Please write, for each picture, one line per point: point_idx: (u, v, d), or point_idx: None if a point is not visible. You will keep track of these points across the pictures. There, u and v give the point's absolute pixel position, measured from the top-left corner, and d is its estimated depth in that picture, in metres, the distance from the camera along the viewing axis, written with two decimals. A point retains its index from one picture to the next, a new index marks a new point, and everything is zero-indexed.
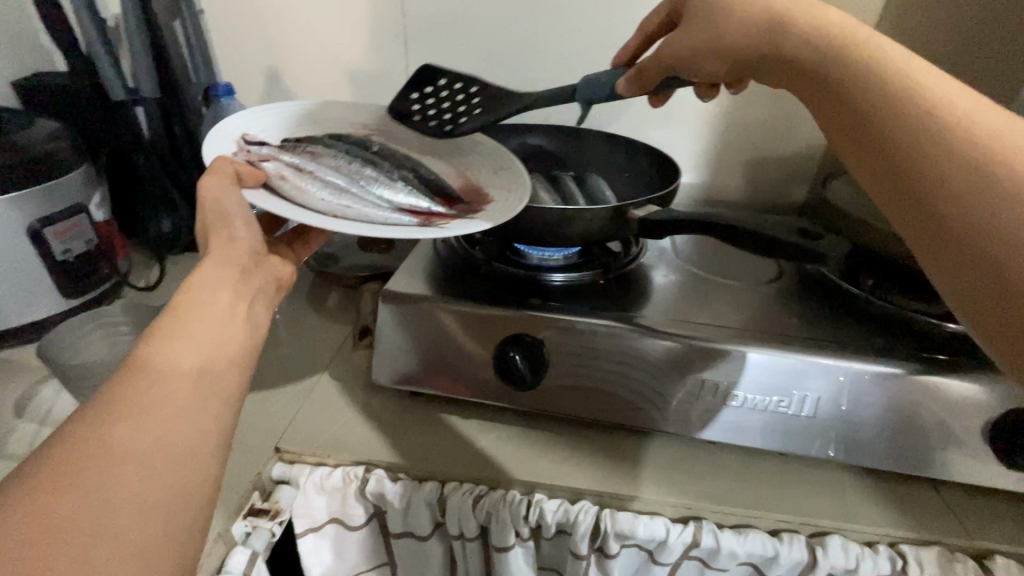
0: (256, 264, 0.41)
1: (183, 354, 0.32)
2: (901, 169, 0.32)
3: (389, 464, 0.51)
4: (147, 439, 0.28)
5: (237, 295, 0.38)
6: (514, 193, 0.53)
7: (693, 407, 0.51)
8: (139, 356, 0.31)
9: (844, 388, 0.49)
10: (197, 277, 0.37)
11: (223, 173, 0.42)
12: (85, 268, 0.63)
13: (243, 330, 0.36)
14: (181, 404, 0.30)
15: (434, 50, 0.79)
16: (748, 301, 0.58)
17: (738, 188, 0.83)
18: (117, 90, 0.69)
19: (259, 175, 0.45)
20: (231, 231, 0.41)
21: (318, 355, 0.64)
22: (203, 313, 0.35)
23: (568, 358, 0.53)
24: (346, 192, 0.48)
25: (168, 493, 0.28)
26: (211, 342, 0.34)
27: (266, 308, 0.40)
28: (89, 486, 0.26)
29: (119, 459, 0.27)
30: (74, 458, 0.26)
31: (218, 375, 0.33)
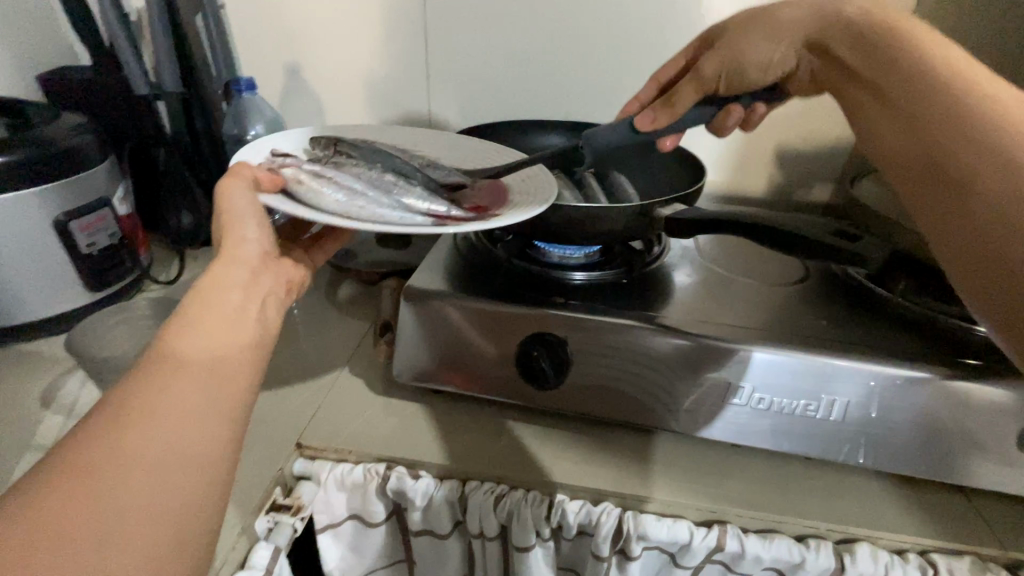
0: (264, 266, 0.40)
1: (197, 353, 0.32)
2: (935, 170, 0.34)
3: (410, 461, 0.51)
4: (160, 440, 0.28)
5: (247, 296, 0.38)
6: (536, 198, 0.52)
7: (717, 408, 0.50)
8: (155, 357, 0.31)
9: (875, 393, 0.47)
10: (210, 277, 0.37)
11: (239, 177, 0.43)
12: (108, 261, 0.63)
13: (256, 329, 0.36)
14: (191, 404, 0.30)
15: (454, 44, 0.78)
16: (775, 302, 0.57)
17: (762, 186, 0.82)
18: (141, 86, 0.70)
19: (275, 179, 0.45)
20: (242, 231, 0.40)
21: (338, 352, 0.64)
22: (215, 314, 0.35)
23: (584, 360, 0.52)
24: (361, 194, 0.47)
25: (181, 494, 0.28)
26: (225, 341, 0.34)
27: (278, 308, 0.40)
28: (105, 489, 0.26)
29: (134, 460, 0.27)
30: (88, 461, 0.27)
31: (231, 373, 0.33)
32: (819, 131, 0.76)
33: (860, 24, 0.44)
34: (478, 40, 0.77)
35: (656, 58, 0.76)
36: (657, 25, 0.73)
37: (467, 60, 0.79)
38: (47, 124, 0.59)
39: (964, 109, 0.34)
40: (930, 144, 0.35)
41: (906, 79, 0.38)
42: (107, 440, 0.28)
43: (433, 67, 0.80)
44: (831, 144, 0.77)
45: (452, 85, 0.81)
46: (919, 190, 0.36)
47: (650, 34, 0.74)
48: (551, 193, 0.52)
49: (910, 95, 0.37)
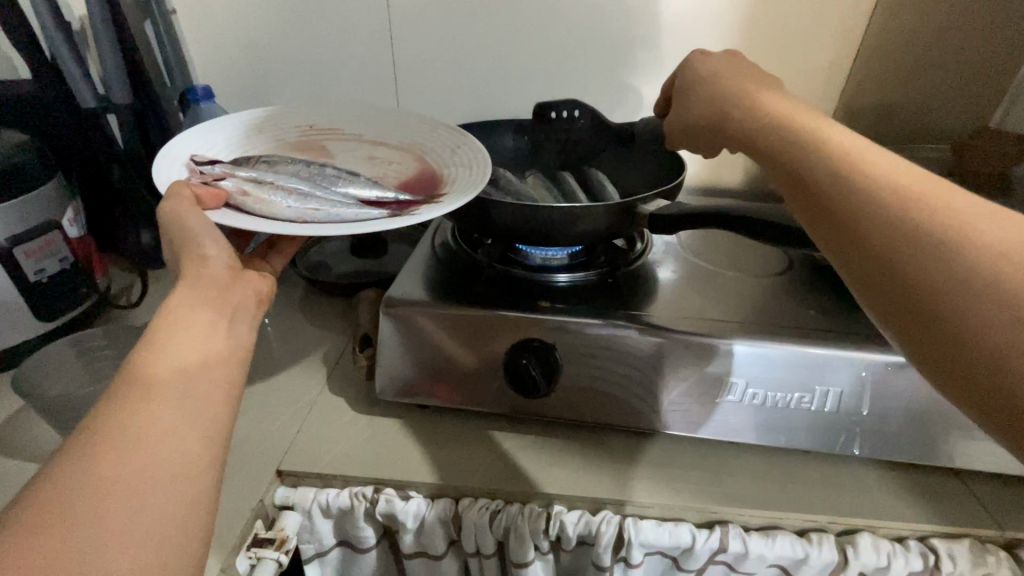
0: (237, 277, 0.40)
1: (166, 376, 0.32)
2: (865, 236, 0.31)
3: (400, 482, 0.48)
4: (132, 467, 0.28)
5: (219, 313, 0.37)
6: (471, 178, 0.53)
7: (711, 406, 0.49)
8: (123, 385, 0.31)
9: (867, 382, 0.47)
10: (171, 301, 0.36)
11: (182, 199, 0.42)
12: (63, 288, 0.59)
13: (226, 347, 0.35)
14: (168, 425, 0.30)
15: (420, 45, 0.76)
16: (759, 294, 0.56)
17: (739, 177, 0.82)
18: (88, 98, 0.66)
19: (218, 195, 0.45)
20: (202, 247, 0.40)
21: (317, 368, 0.60)
22: (184, 336, 0.34)
23: (574, 361, 0.51)
24: (311, 195, 0.48)
25: (164, 516, 0.28)
26: (195, 363, 0.33)
27: (249, 322, 0.39)
28: (86, 515, 0.26)
29: (112, 487, 0.27)
30: (60, 493, 0.26)
31: (205, 390, 0.32)
32: None
33: (745, 108, 0.42)
34: (445, 39, 0.75)
35: (628, 51, 0.74)
36: (626, 18, 0.72)
37: (434, 60, 0.77)
38: None
39: (860, 185, 0.32)
40: (848, 219, 0.32)
41: (811, 154, 0.35)
42: (84, 469, 0.27)
43: (400, 67, 0.77)
44: None
45: (421, 86, 0.79)
46: (847, 265, 0.33)
47: (620, 28, 0.73)
48: (483, 168, 0.53)
49: (807, 179, 0.35)
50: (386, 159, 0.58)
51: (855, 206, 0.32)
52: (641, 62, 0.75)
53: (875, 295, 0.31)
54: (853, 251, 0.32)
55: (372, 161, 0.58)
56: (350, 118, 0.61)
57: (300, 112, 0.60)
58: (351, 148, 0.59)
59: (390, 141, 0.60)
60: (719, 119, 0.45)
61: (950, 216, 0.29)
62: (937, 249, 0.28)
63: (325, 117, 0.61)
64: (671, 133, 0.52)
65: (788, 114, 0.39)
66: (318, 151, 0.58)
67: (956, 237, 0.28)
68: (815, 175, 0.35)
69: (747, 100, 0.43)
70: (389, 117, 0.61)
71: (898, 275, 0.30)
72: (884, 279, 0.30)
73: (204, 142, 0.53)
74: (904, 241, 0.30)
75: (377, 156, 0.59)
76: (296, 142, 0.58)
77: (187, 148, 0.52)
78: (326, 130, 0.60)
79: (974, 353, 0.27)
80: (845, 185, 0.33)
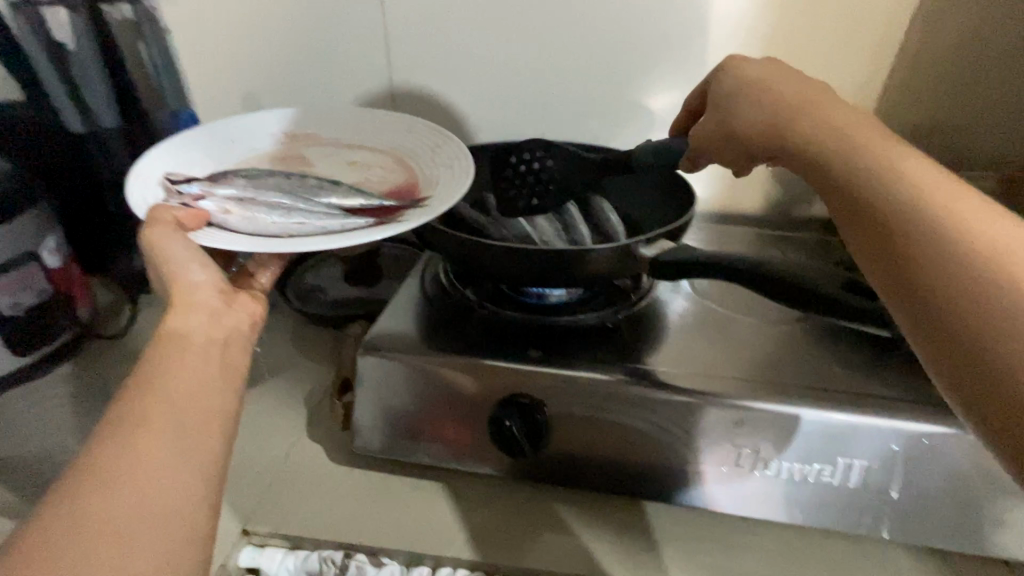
0: (228, 303, 0.37)
1: (156, 413, 0.30)
2: (934, 301, 0.28)
3: (372, 548, 0.45)
4: (122, 515, 0.26)
5: (212, 338, 0.35)
6: (455, 177, 0.49)
7: (718, 476, 0.44)
8: (113, 418, 0.29)
9: (897, 456, 0.42)
10: (168, 325, 0.34)
11: (158, 223, 0.38)
12: (41, 321, 0.57)
13: (223, 374, 0.33)
14: (153, 466, 0.28)
15: (419, 62, 0.72)
16: (776, 342, 0.51)
17: (756, 203, 0.77)
18: (75, 121, 0.64)
19: (198, 215, 0.41)
20: (189, 275, 0.37)
21: (298, 409, 0.57)
22: (179, 364, 0.32)
23: (566, 419, 0.46)
24: (296, 209, 0.45)
25: (157, 569, 0.26)
26: (189, 397, 0.31)
27: (246, 346, 0.37)
28: (66, 575, 0.25)
29: (97, 541, 0.26)
30: (53, 539, 0.25)
31: (201, 425, 0.31)
32: (778, 176, 0.75)
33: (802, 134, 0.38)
34: (445, 57, 0.71)
35: (641, 68, 0.69)
36: (637, 29, 0.67)
37: (433, 77, 0.73)
38: None
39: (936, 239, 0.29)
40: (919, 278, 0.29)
41: (857, 167, 0.33)
42: (69, 520, 0.26)
43: (398, 85, 0.74)
44: (793, 180, 0.75)
45: (420, 105, 0.75)
46: (898, 306, 0.30)
47: (633, 44, 0.67)
48: (467, 168, 0.50)
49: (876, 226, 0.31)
50: (367, 166, 0.54)
51: (926, 268, 0.29)
52: (654, 77, 0.69)
53: (907, 315, 0.30)
54: (899, 284, 0.30)
55: (354, 166, 0.54)
56: (331, 118, 0.57)
57: (276, 120, 0.57)
58: (332, 155, 0.56)
59: (371, 145, 0.56)
60: (771, 127, 0.41)
61: (990, 243, 0.27)
62: (967, 277, 0.27)
63: (301, 121, 0.57)
64: (707, 134, 0.48)
65: (864, 139, 0.35)
66: (299, 161, 0.54)
67: (991, 264, 0.27)
68: (860, 190, 0.33)
69: (815, 116, 0.38)
70: (367, 121, 0.57)
71: (929, 298, 0.28)
72: (915, 302, 0.29)
73: (176, 158, 0.49)
74: (937, 265, 0.28)
75: (360, 161, 0.55)
76: (275, 152, 0.55)
77: (160, 166, 0.48)
78: (307, 138, 0.56)
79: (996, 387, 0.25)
80: (920, 237, 0.29)
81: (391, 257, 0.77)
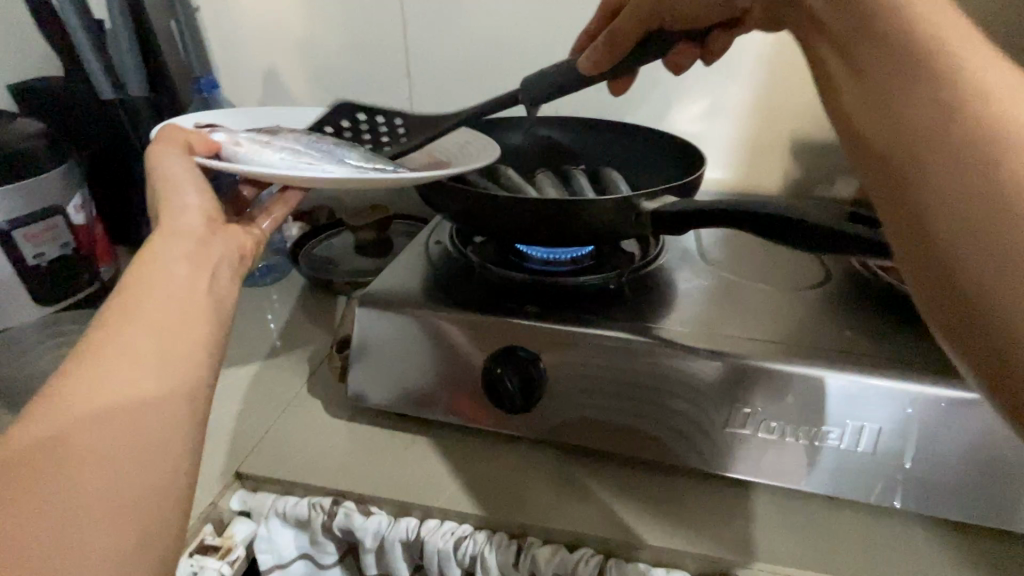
0: (214, 232, 0.37)
1: (136, 338, 0.29)
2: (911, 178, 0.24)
3: (360, 496, 0.44)
4: (103, 434, 0.25)
5: (198, 270, 0.34)
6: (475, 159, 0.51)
7: (720, 437, 0.42)
8: (90, 343, 0.28)
9: (912, 419, 0.39)
10: (151, 254, 0.34)
11: (166, 141, 0.40)
12: (63, 273, 0.60)
13: (206, 303, 0.33)
14: (131, 388, 0.27)
15: (435, 36, 0.72)
16: (787, 307, 0.49)
17: (776, 183, 0.74)
18: (106, 90, 0.66)
19: (209, 143, 0.43)
20: (181, 198, 0.37)
21: (300, 367, 0.58)
22: (158, 291, 0.32)
23: (563, 376, 0.45)
24: (306, 154, 0.45)
25: (140, 489, 0.25)
26: (169, 323, 0.31)
27: (231, 278, 0.37)
28: (43, 496, 0.23)
29: (78, 462, 0.24)
30: (26, 460, 0.24)
31: (183, 351, 0.30)
32: (799, 154, 0.72)
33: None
34: (460, 30, 0.72)
35: None
36: None
37: (450, 50, 0.73)
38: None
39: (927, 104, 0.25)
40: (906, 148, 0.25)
41: (859, 23, 0.29)
42: (45, 439, 0.25)
43: (414, 60, 0.74)
44: (814, 158, 0.72)
45: (435, 80, 0.75)
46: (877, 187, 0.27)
47: None
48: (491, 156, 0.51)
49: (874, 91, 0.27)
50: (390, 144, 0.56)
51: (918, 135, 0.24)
52: None
53: (879, 201, 0.27)
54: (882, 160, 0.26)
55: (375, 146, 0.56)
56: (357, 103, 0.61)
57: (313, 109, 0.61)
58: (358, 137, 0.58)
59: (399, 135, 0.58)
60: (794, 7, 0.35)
61: (980, 107, 0.23)
62: (936, 153, 0.24)
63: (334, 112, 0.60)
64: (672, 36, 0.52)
65: None
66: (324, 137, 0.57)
67: (972, 133, 0.23)
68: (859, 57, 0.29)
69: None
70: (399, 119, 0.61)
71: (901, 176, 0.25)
72: (886, 181, 0.26)
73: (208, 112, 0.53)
74: (915, 140, 0.25)
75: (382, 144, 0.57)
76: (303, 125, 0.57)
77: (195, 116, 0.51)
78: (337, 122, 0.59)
79: (950, 274, 0.22)
80: (916, 99, 0.25)
81: (403, 231, 0.78)
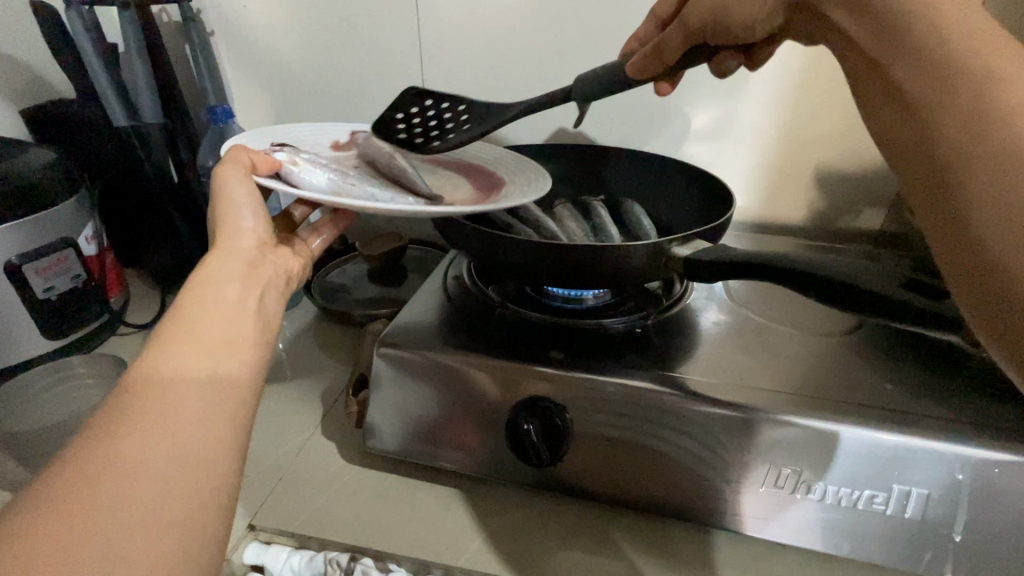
0: (263, 254, 0.38)
1: (196, 357, 0.30)
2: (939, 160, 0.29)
3: (379, 553, 0.43)
4: (159, 449, 0.26)
5: (248, 291, 0.35)
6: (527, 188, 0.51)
7: (753, 497, 0.40)
8: (147, 359, 0.29)
9: (962, 487, 0.37)
10: (207, 271, 0.35)
11: (234, 161, 0.40)
12: (71, 306, 0.59)
13: (256, 326, 0.34)
14: (190, 409, 0.28)
15: (452, 61, 0.71)
16: (819, 355, 0.47)
17: (797, 213, 0.73)
18: (118, 115, 0.64)
19: (272, 163, 0.43)
20: (239, 220, 0.39)
21: (314, 406, 0.56)
22: (215, 310, 0.33)
23: (587, 431, 0.43)
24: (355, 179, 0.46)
25: (189, 508, 0.26)
26: (224, 343, 0.32)
27: (278, 301, 0.37)
28: (102, 512, 0.23)
29: (130, 463, 0.25)
30: (90, 470, 0.24)
31: (238, 373, 0.31)
32: (823, 185, 0.70)
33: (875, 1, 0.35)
34: (477, 55, 0.70)
35: None
36: None
37: (468, 75, 0.71)
38: (12, 157, 0.55)
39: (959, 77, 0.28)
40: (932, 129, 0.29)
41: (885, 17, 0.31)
42: (106, 456, 0.25)
43: (430, 84, 0.73)
44: (840, 190, 0.70)
45: None
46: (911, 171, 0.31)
47: None
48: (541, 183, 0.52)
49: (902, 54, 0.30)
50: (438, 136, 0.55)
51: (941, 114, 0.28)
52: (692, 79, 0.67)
53: (913, 176, 0.31)
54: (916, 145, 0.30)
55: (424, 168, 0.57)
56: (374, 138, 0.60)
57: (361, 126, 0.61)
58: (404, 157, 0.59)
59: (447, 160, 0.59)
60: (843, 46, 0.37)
61: (995, 83, 0.27)
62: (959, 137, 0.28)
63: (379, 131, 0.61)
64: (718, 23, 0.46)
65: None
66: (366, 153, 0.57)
67: (995, 108, 0.27)
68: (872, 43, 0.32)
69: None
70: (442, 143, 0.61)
71: (933, 191, 0.30)
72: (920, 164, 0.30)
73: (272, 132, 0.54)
74: (937, 117, 0.29)
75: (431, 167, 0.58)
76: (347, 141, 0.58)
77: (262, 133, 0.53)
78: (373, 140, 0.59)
79: (967, 241, 0.28)
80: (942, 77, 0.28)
81: (416, 258, 0.77)
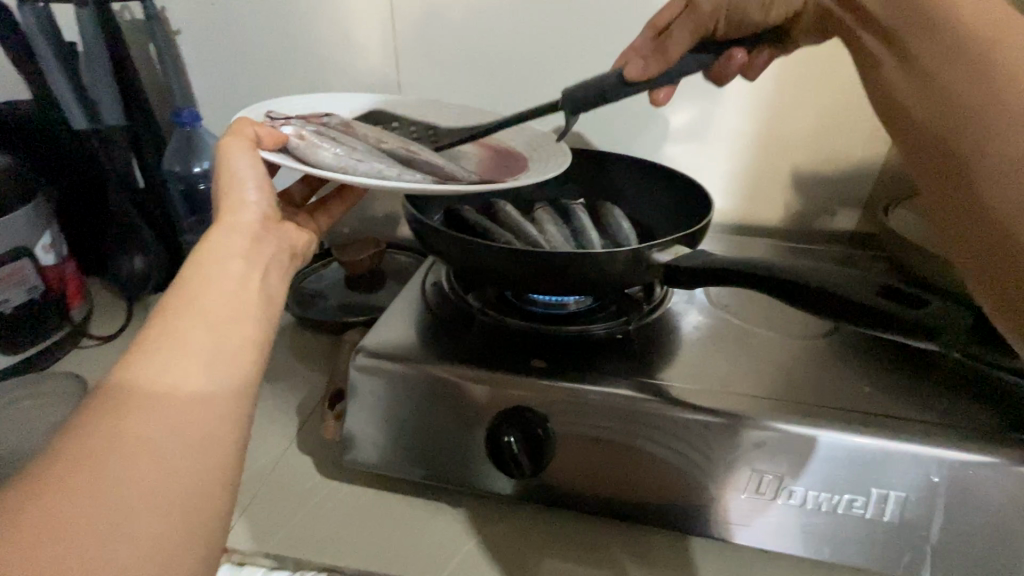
0: (269, 230, 0.37)
1: (196, 333, 0.29)
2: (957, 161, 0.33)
3: (358, 570, 0.41)
4: (159, 429, 0.25)
5: (251, 266, 0.34)
6: (535, 168, 0.51)
7: (734, 502, 0.40)
8: (146, 334, 0.28)
9: (936, 487, 0.37)
10: (206, 245, 0.33)
11: (239, 135, 0.39)
12: (29, 318, 0.56)
13: (258, 301, 0.32)
14: (191, 386, 0.27)
15: (429, 63, 0.70)
16: (798, 359, 0.47)
17: (773, 215, 0.74)
18: (79, 118, 0.62)
19: (277, 137, 0.41)
20: (242, 194, 0.37)
21: (290, 418, 0.55)
22: (215, 285, 0.31)
23: (570, 442, 0.43)
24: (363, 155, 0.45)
25: (189, 489, 0.25)
26: (226, 318, 0.30)
27: (281, 278, 0.36)
28: (100, 490, 0.23)
29: (134, 446, 0.24)
30: (89, 449, 0.23)
31: (239, 350, 0.30)
32: (799, 187, 0.71)
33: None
34: (455, 56, 0.69)
35: None
36: None
37: (445, 76, 0.70)
38: None
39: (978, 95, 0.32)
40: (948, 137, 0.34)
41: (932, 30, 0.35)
42: (104, 436, 0.24)
43: (407, 86, 0.72)
44: (815, 192, 0.71)
45: None
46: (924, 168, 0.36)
47: None
48: (550, 163, 0.51)
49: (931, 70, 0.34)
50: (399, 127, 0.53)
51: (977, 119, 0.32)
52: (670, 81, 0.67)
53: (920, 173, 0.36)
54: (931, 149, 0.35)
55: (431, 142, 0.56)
56: None
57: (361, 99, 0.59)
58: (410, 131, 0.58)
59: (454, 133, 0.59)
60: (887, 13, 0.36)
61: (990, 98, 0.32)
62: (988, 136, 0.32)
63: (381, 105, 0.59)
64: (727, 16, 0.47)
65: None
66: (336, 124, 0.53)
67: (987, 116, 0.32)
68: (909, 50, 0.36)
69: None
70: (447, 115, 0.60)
71: (945, 189, 0.34)
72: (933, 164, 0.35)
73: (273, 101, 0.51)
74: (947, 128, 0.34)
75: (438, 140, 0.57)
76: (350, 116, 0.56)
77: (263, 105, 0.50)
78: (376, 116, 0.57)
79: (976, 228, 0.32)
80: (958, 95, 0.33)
81: (395, 264, 0.75)
